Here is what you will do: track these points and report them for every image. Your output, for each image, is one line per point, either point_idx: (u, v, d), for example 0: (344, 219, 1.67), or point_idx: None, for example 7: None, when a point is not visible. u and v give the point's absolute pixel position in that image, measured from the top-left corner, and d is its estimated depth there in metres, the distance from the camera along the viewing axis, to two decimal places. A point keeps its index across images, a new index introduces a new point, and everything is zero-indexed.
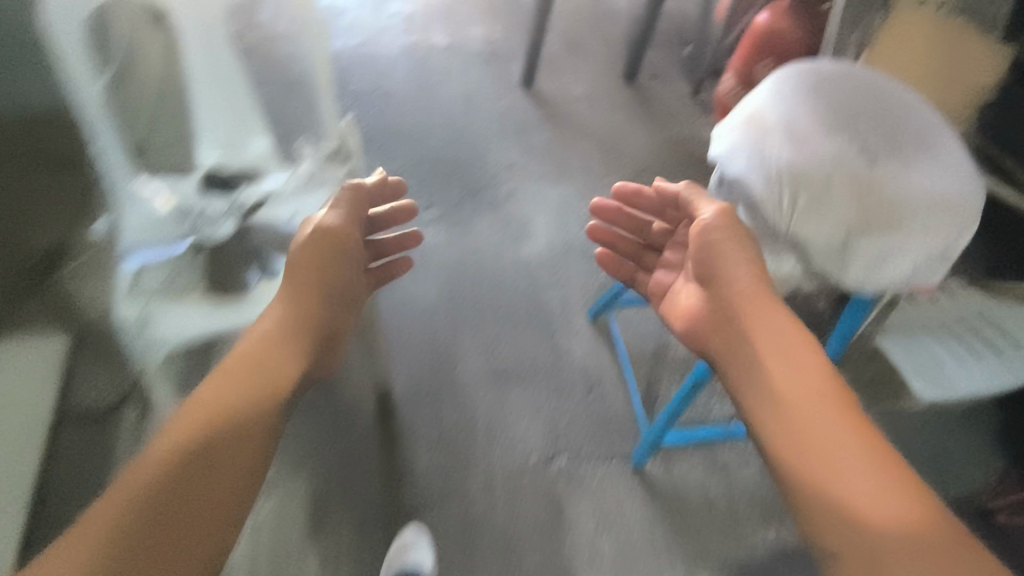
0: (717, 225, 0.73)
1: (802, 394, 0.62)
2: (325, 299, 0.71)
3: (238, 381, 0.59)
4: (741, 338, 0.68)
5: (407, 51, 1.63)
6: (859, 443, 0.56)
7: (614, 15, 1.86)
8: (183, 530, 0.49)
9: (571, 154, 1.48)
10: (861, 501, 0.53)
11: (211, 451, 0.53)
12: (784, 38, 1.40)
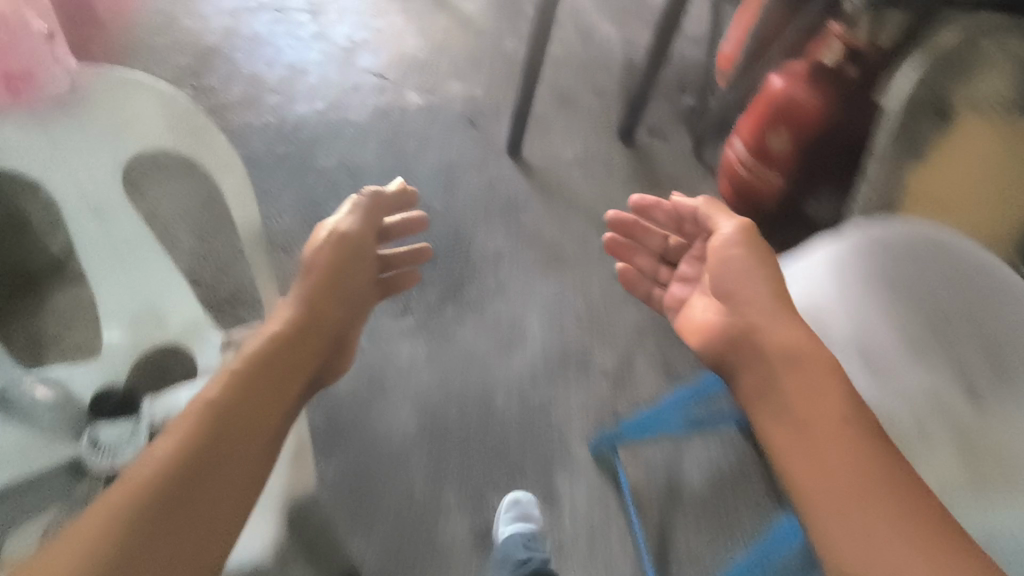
0: (731, 241, 0.69)
1: (832, 426, 0.55)
2: (333, 307, 0.77)
3: (249, 377, 0.63)
4: (762, 367, 0.63)
5: (379, 116, 1.46)
6: (890, 483, 0.51)
7: (608, 64, 1.70)
8: (197, 514, 0.53)
9: (566, 235, 1.32)
10: (883, 550, 0.48)
11: (226, 442, 0.57)
12: (802, 108, 1.25)
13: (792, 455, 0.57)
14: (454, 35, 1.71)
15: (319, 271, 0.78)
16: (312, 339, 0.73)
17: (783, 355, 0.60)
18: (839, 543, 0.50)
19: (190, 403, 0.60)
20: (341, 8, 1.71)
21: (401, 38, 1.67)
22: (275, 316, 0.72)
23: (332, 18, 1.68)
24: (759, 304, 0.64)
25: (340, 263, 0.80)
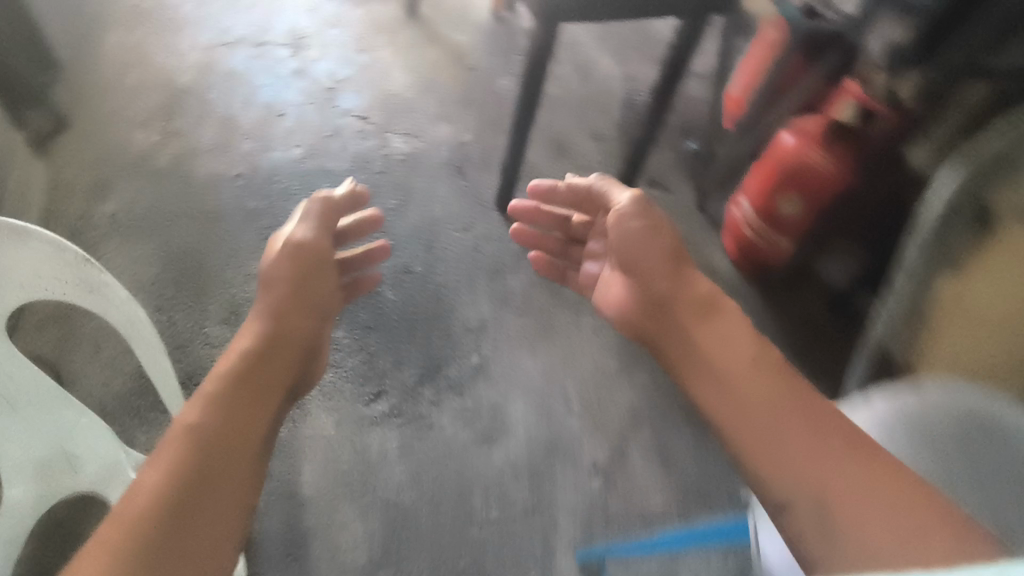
0: (631, 213, 0.78)
1: (749, 366, 0.60)
2: (300, 318, 0.77)
3: (229, 394, 0.61)
4: (679, 326, 0.70)
5: (360, 165, 1.37)
6: (816, 408, 0.55)
7: (607, 107, 1.60)
8: (212, 517, 0.53)
9: (557, 301, 1.22)
10: (819, 471, 0.51)
11: (224, 457, 0.56)
12: (815, 172, 1.15)
13: (717, 400, 0.60)
14: (443, 72, 1.61)
15: (282, 286, 0.77)
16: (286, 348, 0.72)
17: (706, 327, 0.67)
18: (775, 468, 0.53)
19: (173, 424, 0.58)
20: (324, 42, 1.62)
21: (386, 76, 1.57)
22: (244, 333, 0.71)
23: (313, 53, 1.58)
24: (657, 269, 0.75)
25: (304, 274, 0.81)
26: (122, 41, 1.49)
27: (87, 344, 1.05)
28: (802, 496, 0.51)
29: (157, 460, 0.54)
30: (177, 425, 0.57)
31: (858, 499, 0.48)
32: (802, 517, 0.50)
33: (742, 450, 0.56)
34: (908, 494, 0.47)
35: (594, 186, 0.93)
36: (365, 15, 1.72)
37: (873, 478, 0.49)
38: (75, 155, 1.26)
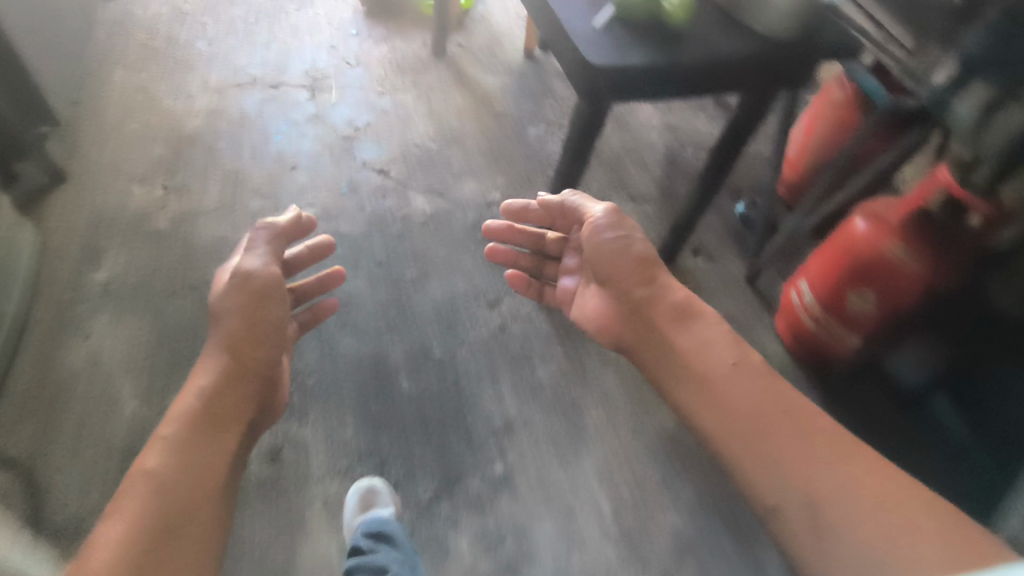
0: (604, 225, 0.93)
1: (730, 374, 0.75)
2: (257, 351, 0.85)
3: (185, 439, 0.71)
4: (662, 334, 0.84)
5: (378, 229, 1.26)
6: (790, 410, 0.69)
7: (649, 162, 1.46)
8: (176, 550, 0.63)
9: (590, 396, 1.09)
10: (808, 472, 0.64)
11: (183, 500, 0.66)
12: (890, 267, 1.00)
13: (704, 408, 0.75)
14: (471, 119, 1.49)
15: (233, 319, 0.85)
16: (242, 385, 0.81)
17: (689, 337, 0.82)
18: (762, 471, 0.66)
19: (132, 470, 0.67)
20: (344, 83, 1.51)
21: (410, 122, 1.45)
22: (200, 374, 0.79)
23: (331, 96, 1.47)
24: (637, 280, 0.89)
25: (255, 307, 0.86)
26: (129, 83, 1.39)
27: (65, 442, 0.93)
28: (793, 496, 0.63)
29: (123, 502, 0.64)
30: (137, 473, 0.66)
31: (851, 494, 0.60)
32: (795, 515, 0.62)
33: (736, 454, 0.69)
34: (888, 484, 0.60)
35: (569, 202, 1.00)
36: (389, 53, 1.60)
37: (855, 472, 0.62)
38: (71, 215, 1.15)
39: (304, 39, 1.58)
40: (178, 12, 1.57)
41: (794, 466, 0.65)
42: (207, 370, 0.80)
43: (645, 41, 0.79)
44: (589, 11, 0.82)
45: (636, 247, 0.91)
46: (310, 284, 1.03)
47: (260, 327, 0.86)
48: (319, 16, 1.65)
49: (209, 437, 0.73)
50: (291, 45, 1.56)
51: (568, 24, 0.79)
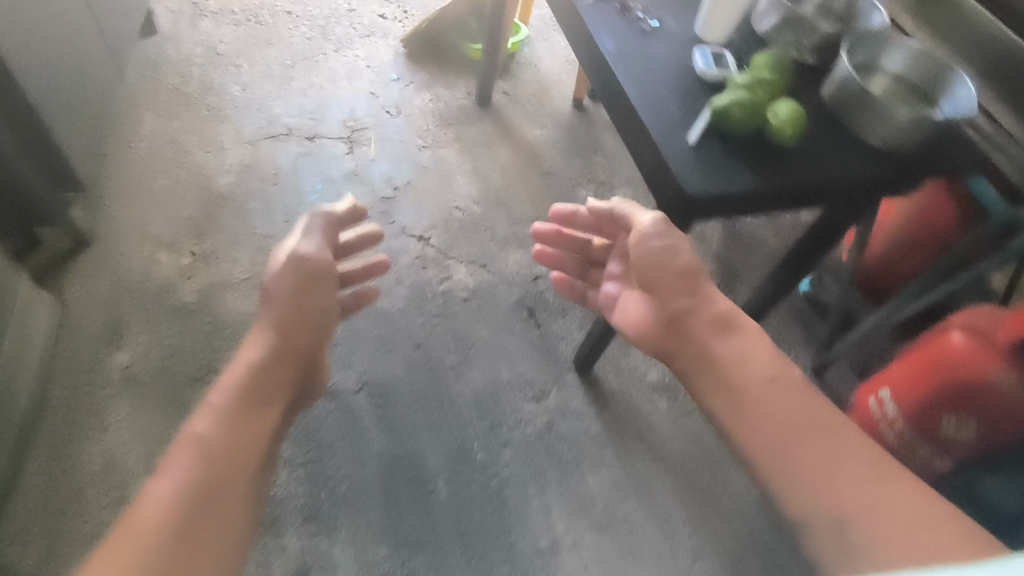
0: (652, 233, 0.79)
1: (769, 387, 0.66)
2: (309, 326, 0.79)
3: (234, 409, 0.68)
4: (697, 345, 0.73)
5: (416, 305, 1.16)
6: (823, 424, 0.62)
7: (707, 233, 1.35)
8: (214, 519, 0.59)
9: (643, 512, 1.00)
10: (838, 487, 0.58)
11: (225, 472, 0.62)
12: (995, 396, 0.90)
13: (739, 416, 0.66)
14: (517, 178, 1.40)
15: (285, 297, 0.80)
16: (292, 358, 0.76)
17: (732, 347, 0.71)
18: (790, 480, 0.60)
19: (182, 435, 0.64)
20: (383, 135, 1.42)
21: (451, 182, 1.37)
22: (251, 342, 0.75)
23: (370, 150, 1.39)
24: (678, 288, 0.76)
25: (306, 288, 0.81)
26: (159, 134, 1.31)
27: (77, 557, 0.86)
28: (820, 508, 0.58)
29: (167, 470, 0.61)
30: (187, 438, 0.64)
31: (877, 511, 0.55)
32: (819, 525, 0.57)
33: (765, 463, 0.63)
34: (914, 505, 0.55)
35: (616, 212, 0.89)
36: (431, 101, 1.51)
37: (885, 495, 0.56)
38: (91, 287, 1.07)
39: (342, 85, 1.50)
40: (213, 54, 1.49)
41: (820, 478, 0.59)
42: (261, 341, 0.75)
43: (744, 161, 0.68)
44: (682, 119, 0.71)
45: (681, 255, 0.76)
46: (353, 270, 0.97)
47: (314, 305, 0.81)
48: (359, 59, 1.57)
49: (255, 407, 0.69)
50: (329, 92, 1.48)
51: (658, 136, 0.68)
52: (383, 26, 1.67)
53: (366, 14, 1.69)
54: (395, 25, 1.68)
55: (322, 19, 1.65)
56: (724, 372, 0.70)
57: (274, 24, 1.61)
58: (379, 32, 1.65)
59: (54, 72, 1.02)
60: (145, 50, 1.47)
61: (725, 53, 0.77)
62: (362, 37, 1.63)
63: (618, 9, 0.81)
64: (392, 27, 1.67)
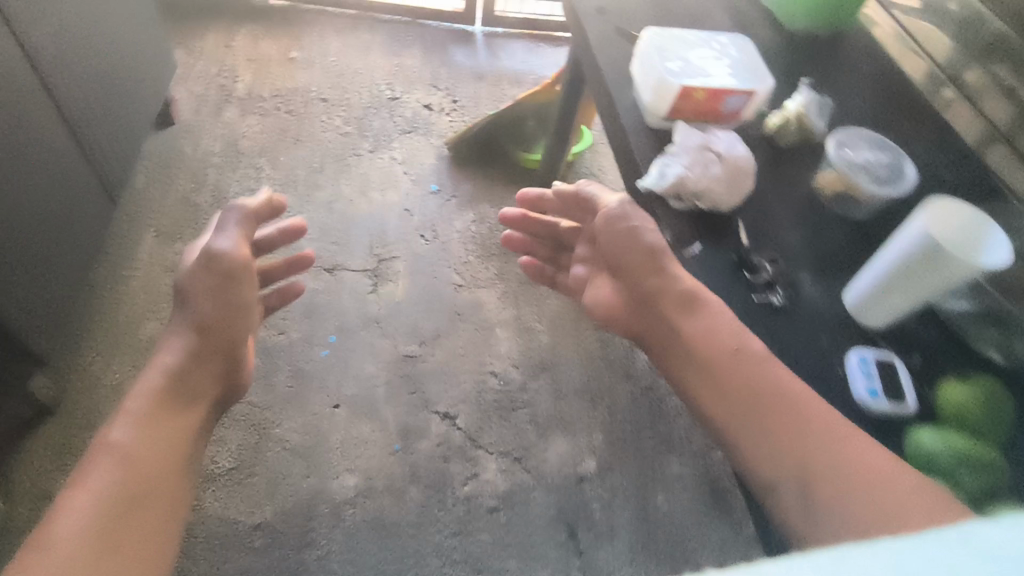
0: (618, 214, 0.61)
1: (736, 358, 0.51)
2: (235, 325, 0.76)
3: (152, 414, 0.64)
4: (666, 327, 0.56)
5: (432, 515, 0.95)
6: (796, 393, 0.48)
7: None
8: (139, 518, 0.57)
9: None
10: (802, 450, 0.45)
11: (143, 483, 0.59)
12: None
13: (704, 393, 0.51)
14: (566, 334, 1.17)
15: (202, 299, 0.75)
16: (214, 359, 0.73)
17: (698, 317, 0.54)
18: (755, 447, 0.47)
19: (97, 446, 0.60)
20: (414, 266, 1.21)
21: (488, 335, 1.15)
22: (168, 347, 0.71)
23: (397, 287, 1.18)
24: (644, 266, 0.58)
25: (222, 286, 0.76)
26: (157, 260, 1.13)
27: None
28: (785, 474, 0.44)
29: (83, 483, 0.57)
30: (104, 447, 0.60)
31: (856, 476, 0.42)
32: (788, 497, 0.44)
33: (727, 432, 0.49)
34: (892, 475, 0.42)
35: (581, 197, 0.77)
36: (472, 222, 1.30)
37: (858, 465, 0.43)
38: (48, 482, 0.91)
39: (373, 198, 1.30)
40: (233, 152, 1.32)
41: (787, 445, 0.45)
42: (177, 347, 0.71)
43: None
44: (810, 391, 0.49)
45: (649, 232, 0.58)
46: (280, 268, 0.96)
47: (232, 302, 0.77)
48: (395, 163, 1.37)
49: (171, 414, 0.65)
50: (357, 206, 1.28)
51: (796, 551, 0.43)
52: (428, 122, 1.47)
53: (409, 104, 1.50)
54: (441, 121, 1.48)
55: (360, 110, 1.46)
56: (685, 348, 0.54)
57: (307, 113, 1.43)
58: (422, 129, 1.45)
59: (22, 228, 0.85)
60: (158, 145, 1.30)
61: (897, 363, 0.52)
62: (402, 133, 1.43)
63: (735, 264, 0.58)
64: (437, 123, 1.47)
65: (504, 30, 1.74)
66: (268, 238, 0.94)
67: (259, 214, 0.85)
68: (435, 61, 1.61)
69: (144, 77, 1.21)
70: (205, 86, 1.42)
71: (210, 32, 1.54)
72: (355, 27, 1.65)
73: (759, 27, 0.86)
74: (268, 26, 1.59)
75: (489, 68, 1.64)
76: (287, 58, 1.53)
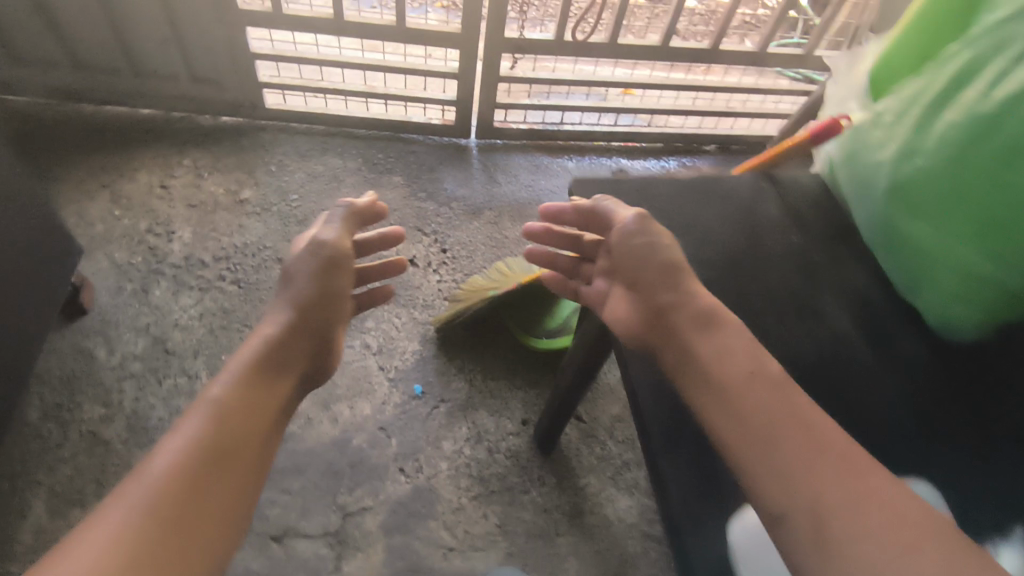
0: (633, 230, 0.60)
1: (754, 383, 0.48)
2: (329, 314, 0.67)
3: (255, 379, 0.56)
4: (678, 347, 0.53)
5: None
6: (813, 421, 0.45)
7: None
8: (217, 490, 0.47)
9: None
10: (817, 478, 0.42)
11: (229, 449, 0.49)
12: None
13: (713, 412, 0.48)
14: None
15: (305, 282, 0.68)
16: (308, 336, 0.64)
17: (714, 339, 0.51)
18: (767, 472, 0.43)
19: (195, 402, 0.52)
20: (391, 519, 0.93)
21: None
22: (269, 319, 0.64)
23: (367, 558, 0.89)
24: (660, 286, 0.56)
25: (324, 275, 0.68)
26: (43, 549, 0.84)
27: None
28: (798, 503, 0.41)
29: (167, 441, 0.48)
30: (203, 402, 0.52)
31: (869, 508, 0.40)
32: (801, 529, 0.40)
33: (743, 459, 0.45)
34: (914, 514, 0.40)
35: (596, 208, 0.64)
36: (467, 440, 1.02)
37: (873, 495, 0.41)
38: None
39: (339, 412, 1.02)
40: (159, 353, 1.03)
41: (801, 471, 0.42)
42: (278, 319, 0.63)
43: None
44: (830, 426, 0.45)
45: (669, 249, 0.57)
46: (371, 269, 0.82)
47: (327, 295, 0.68)
48: (368, 354, 1.09)
49: (267, 378, 0.57)
50: (318, 428, 1.00)
51: None
52: (410, 287, 1.18)
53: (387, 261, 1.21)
54: (426, 285, 1.19)
55: None
56: (697, 366, 0.50)
57: (258, 284, 1.13)
58: (403, 297, 1.17)
59: None
60: (62, 350, 1.01)
61: None
62: (377, 307, 1.15)
63: None
64: (422, 288, 1.18)
65: (503, 142, 1.45)
66: (365, 239, 0.83)
67: (363, 216, 0.79)
68: (421, 193, 1.32)
69: (44, 275, 0.93)
70: (131, 251, 1.14)
71: (142, 167, 1.26)
72: (323, 149, 1.36)
73: (893, 333, 0.56)
74: (215, 155, 1.30)
75: (488, 197, 1.34)
76: (236, 201, 1.24)
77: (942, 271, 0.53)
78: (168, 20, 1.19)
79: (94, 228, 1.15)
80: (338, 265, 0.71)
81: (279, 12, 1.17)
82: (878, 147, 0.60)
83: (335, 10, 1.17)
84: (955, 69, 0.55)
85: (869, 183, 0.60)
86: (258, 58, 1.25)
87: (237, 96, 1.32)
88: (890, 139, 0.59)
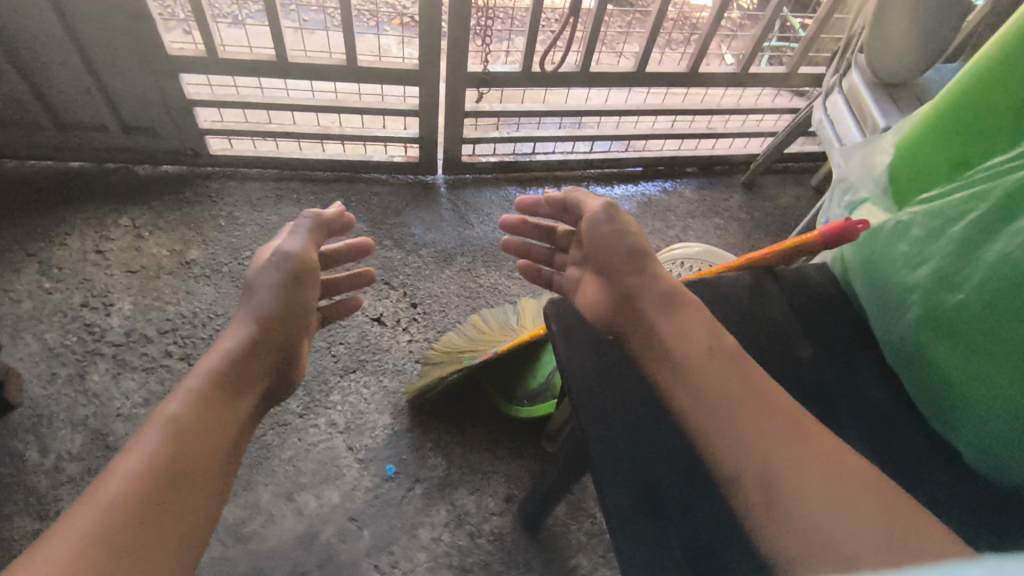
0: (601, 218, 0.61)
1: (709, 360, 0.48)
2: (293, 327, 0.63)
3: (212, 395, 0.51)
4: (642, 325, 0.54)
5: None
6: (763, 391, 0.46)
7: None
8: (176, 518, 0.43)
9: None
10: (766, 446, 0.44)
11: (189, 472, 0.45)
12: None
13: (671, 387, 0.49)
14: None
15: (267, 294, 0.63)
16: (274, 348, 0.60)
17: (672, 317, 0.52)
18: (722, 443, 0.45)
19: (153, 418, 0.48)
20: None
21: None
22: (231, 329, 0.59)
23: None
24: (627, 270, 0.57)
25: (290, 287, 0.64)
26: None
27: None
28: (749, 471, 0.43)
29: (122, 464, 0.44)
30: (158, 421, 0.47)
31: (814, 472, 0.42)
32: (749, 493, 0.43)
33: (698, 430, 0.47)
34: (852, 473, 0.43)
35: (569, 201, 0.68)
36: (446, 525, 0.93)
37: (818, 459, 0.43)
38: None
39: (304, 504, 0.92)
40: (98, 449, 0.93)
41: (752, 438, 0.44)
42: (240, 329, 0.59)
43: None
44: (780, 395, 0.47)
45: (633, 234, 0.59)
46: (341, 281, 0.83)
47: (293, 306, 0.63)
48: (334, 433, 0.99)
49: (231, 393, 0.53)
50: (282, 524, 0.90)
51: None
52: (378, 351, 1.09)
53: (351, 322, 1.11)
54: (396, 347, 1.10)
55: None
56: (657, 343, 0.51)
57: None
58: (371, 363, 1.07)
59: None
60: None
61: None
62: (342, 376, 1.05)
63: None
64: (392, 351, 1.09)
65: (472, 176, 1.35)
66: (336, 253, 0.82)
67: (332, 227, 0.75)
68: (385, 239, 1.22)
69: None
70: (65, 331, 1.03)
71: (75, 230, 1.14)
72: (277, 196, 1.25)
73: (927, 466, 0.48)
74: (157, 210, 1.19)
75: (459, 239, 1.25)
76: (182, 263, 1.13)
77: (985, 417, 0.46)
78: (91, 70, 1.07)
79: (22, 306, 1.04)
80: (305, 274, 0.66)
81: (215, 56, 1.06)
82: (908, 263, 0.53)
83: (277, 51, 1.06)
84: (1000, 190, 0.48)
85: (897, 301, 0.53)
86: (197, 105, 1.14)
87: (177, 145, 1.20)
88: (924, 255, 0.52)
